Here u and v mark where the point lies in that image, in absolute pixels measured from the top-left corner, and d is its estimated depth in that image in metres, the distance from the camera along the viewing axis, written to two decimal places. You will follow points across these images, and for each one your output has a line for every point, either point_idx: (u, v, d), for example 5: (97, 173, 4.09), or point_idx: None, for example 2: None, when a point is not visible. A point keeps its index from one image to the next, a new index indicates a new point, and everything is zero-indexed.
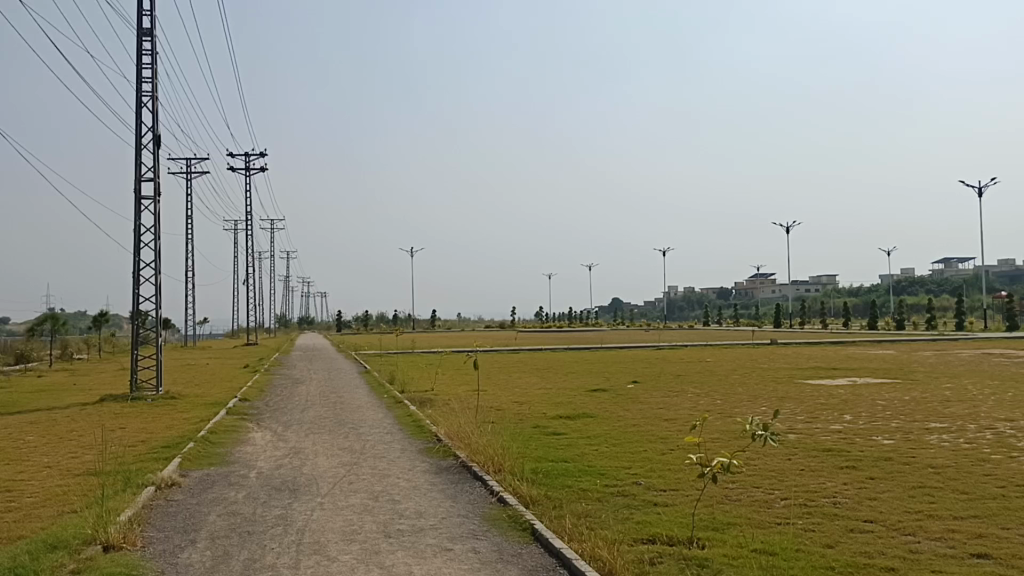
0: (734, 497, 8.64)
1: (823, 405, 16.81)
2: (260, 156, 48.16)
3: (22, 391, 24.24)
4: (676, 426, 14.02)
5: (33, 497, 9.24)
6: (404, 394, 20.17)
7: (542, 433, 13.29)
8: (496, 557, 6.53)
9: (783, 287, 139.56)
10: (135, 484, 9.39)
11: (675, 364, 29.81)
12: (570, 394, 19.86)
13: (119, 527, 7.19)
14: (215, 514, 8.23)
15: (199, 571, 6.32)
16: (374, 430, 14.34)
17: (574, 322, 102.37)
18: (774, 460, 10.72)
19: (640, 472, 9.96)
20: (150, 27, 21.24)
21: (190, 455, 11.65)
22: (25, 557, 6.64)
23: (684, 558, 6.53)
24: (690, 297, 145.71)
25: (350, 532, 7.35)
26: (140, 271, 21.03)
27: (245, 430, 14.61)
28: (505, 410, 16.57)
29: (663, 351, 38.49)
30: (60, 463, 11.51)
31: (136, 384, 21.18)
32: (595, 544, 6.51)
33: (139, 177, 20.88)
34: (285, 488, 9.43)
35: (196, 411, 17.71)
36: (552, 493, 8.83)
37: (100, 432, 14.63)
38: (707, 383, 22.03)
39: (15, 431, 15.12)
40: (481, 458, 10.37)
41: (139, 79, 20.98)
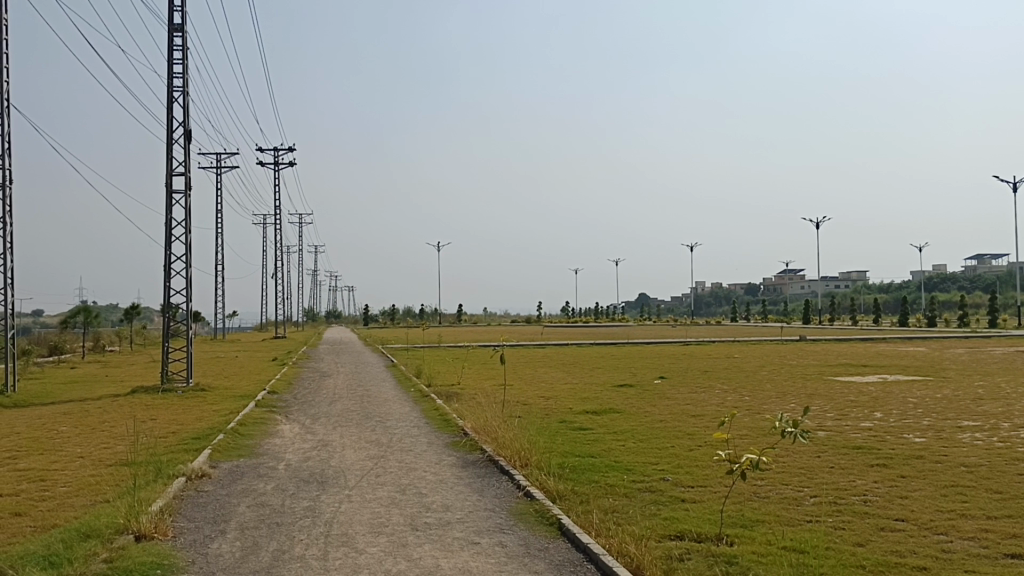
0: (762, 494, 8.58)
1: (852, 402, 16.63)
2: (289, 151, 48.54)
3: (55, 383, 24.62)
4: (703, 422, 13.92)
5: (67, 486, 9.39)
6: (430, 388, 20.26)
7: (568, 428, 13.26)
8: (523, 552, 6.52)
9: (812, 284, 138.44)
10: (166, 474, 9.52)
11: (703, 360, 29.75)
12: (596, 389, 19.84)
13: (150, 517, 7.27)
14: (244, 505, 8.31)
15: (229, 561, 6.38)
16: (401, 423, 14.41)
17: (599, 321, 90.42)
18: (803, 457, 10.63)
19: (668, 468, 9.91)
20: (181, 23, 21.42)
21: (219, 447, 11.77)
22: (58, 546, 6.75)
23: (713, 555, 6.50)
24: (717, 293, 144.50)
25: (378, 524, 7.39)
26: (171, 264, 21.25)
27: (274, 423, 14.76)
28: (532, 405, 16.53)
29: (690, 347, 38.40)
30: (92, 453, 11.66)
31: (166, 375, 21.45)
32: (623, 540, 6.49)
33: (170, 171, 21.07)
34: (314, 480, 9.51)
35: (225, 403, 17.91)
36: (579, 488, 8.82)
37: (131, 423, 14.84)
38: (735, 379, 21.83)
39: (50, 422, 15.36)
40: (507, 453, 10.38)
41: (171, 74, 21.17)
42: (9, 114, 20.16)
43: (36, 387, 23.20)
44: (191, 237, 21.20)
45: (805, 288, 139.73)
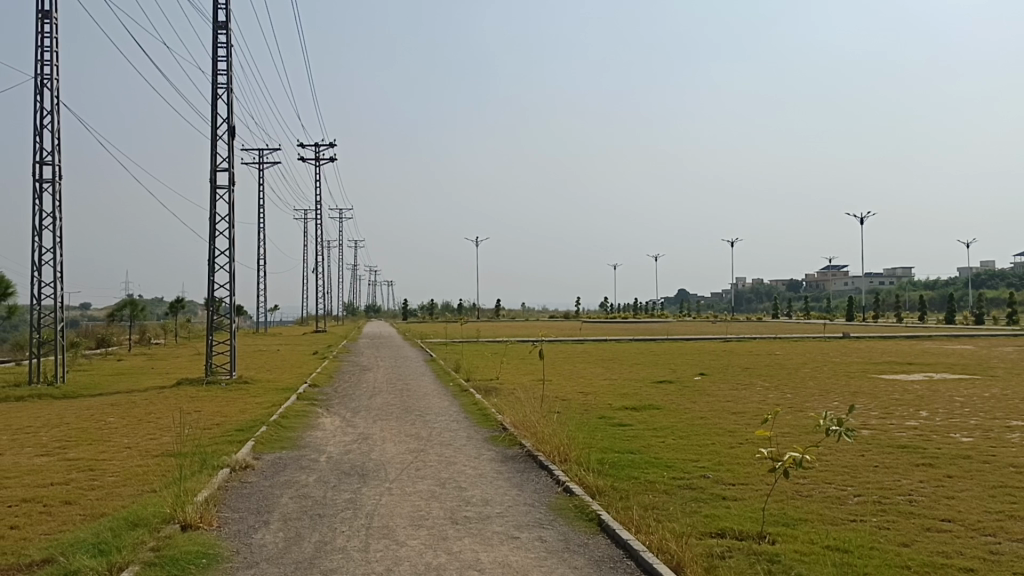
0: (805, 493, 8.49)
1: (897, 400, 16.36)
2: (330, 146, 48.92)
3: (103, 374, 25.16)
4: (745, 419, 13.81)
5: (115, 476, 9.59)
6: (470, 383, 20.35)
7: (608, 424, 13.22)
8: (562, 547, 6.52)
9: (855, 281, 136.41)
10: (211, 465, 9.68)
11: (744, 357, 29.47)
12: (636, 385, 19.74)
13: (196, 507, 7.40)
14: (287, 496, 8.43)
15: (273, 551, 6.47)
16: (441, 417, 14.49)
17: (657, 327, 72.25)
18: (847, 456, 10.49)
19: (709, 465, 9.84)
20: (225, 21, 21.70)
21: (262, 439, 11.93)
22: (107, 534, 6.90)
23: (754, 553, 6.45)
24: (758, 289, 142.95)
25: (418, 517, 7.45)
26: (215, 259, 21.58)
27: (315, 415, 14.94)
28: (571, 401, 16.52)
29: (732, 344, 38.02)
30: (138, 444, 11.88)
31: (210, 368, 21.79)
32: (664, 537, 6.46)
33: (215, 168, 21.40)
34: (355, 472, 9.60)
35: (268, 395, 18.15)
36: (619, 484, 8.80)
37: (176, 414, 15.10)
38: (776, 377, 21.61)
39: (99, 413, 15.71)
40: (547, 447, 10.38)
41: (215, 72, 21.48)
42: (59, 112, 20.60)
43: (85, 378, 23.76)
44: (235, 232, 21.52)
45: (848, 285, 137.69)
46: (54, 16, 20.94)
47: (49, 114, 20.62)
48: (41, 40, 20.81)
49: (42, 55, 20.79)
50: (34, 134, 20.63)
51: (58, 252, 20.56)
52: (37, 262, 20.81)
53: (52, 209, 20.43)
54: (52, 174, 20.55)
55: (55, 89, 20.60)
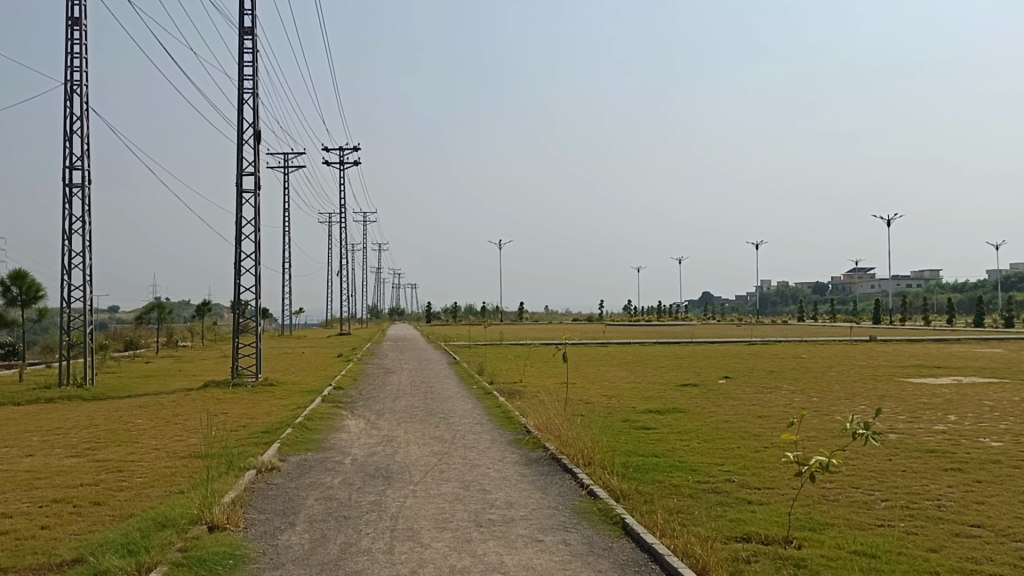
0: (832, 498, 8.42)
1: (925, 404, 16.19)
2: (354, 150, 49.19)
3: (132, 376, 25.45)
4: (771, 423, 13.73)
5: (143, 477, 9.71)
6: (494, 386, 20.38)
7: (632, 427, 13.19)
8: (587, 550, 6.52)
9: (882, 283, 135.10)
10: (237, 467, 9.77)
11: (769, 360, 29.31)
12: (660, 388, 19.68)
13: (223, 508, 7.47)
14: (313, 498, 8.48)
15: (299, 552, 6.52)
16: (464, 420, 14.52)
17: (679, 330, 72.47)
18: (874, 460, 10.40)
19: (734, 469, 9.79)
20: (252, 26, 21.90)
21: (288, 441, 12.02)
22: (136, 534, 6.98)
23: (780, 558, 6.41)
24: (784, 291, 141.95)
25: (443, 520, 7.47)
26: (241, 262, 21.77)
27: (340, 418, 15.02)
28: (595, 403, 16.52)
29: (756, 347, 37.84)
30: (166, 445, 12.02)
31: (236, 370, 21.97)
32: (688, 541, 6.44)
33: (241, 172, 21.58)
34: (379, 475, 9.65)
35: (293, 397, 18.30)
36: (643, 487, 8.77)
37: (203, 416, 15.23)
38: (802, 380, 21.44)
39: (127, 415, 15.89)
40: (571, 450, 10.38)
41: (241, 77, 21.68)
42: (88, 117, 20.87)
43: (113, 380, 24.06)
44: (261, 236, 21.71)
45: (875, 288, 136.40)
46: (83, 23, 21.23)
47: (78, 120, 20.92)
48: (71, 47, 21.11)
49: (72, 61, 21.09)
50: (64, 140, 20.93)
51: (87, 255, 20.83)
52: (67, 265, 21.10)
53: (81, 213, 20.70)
54: (81, 178, 20.84)
55: (85, 94, 20.88)
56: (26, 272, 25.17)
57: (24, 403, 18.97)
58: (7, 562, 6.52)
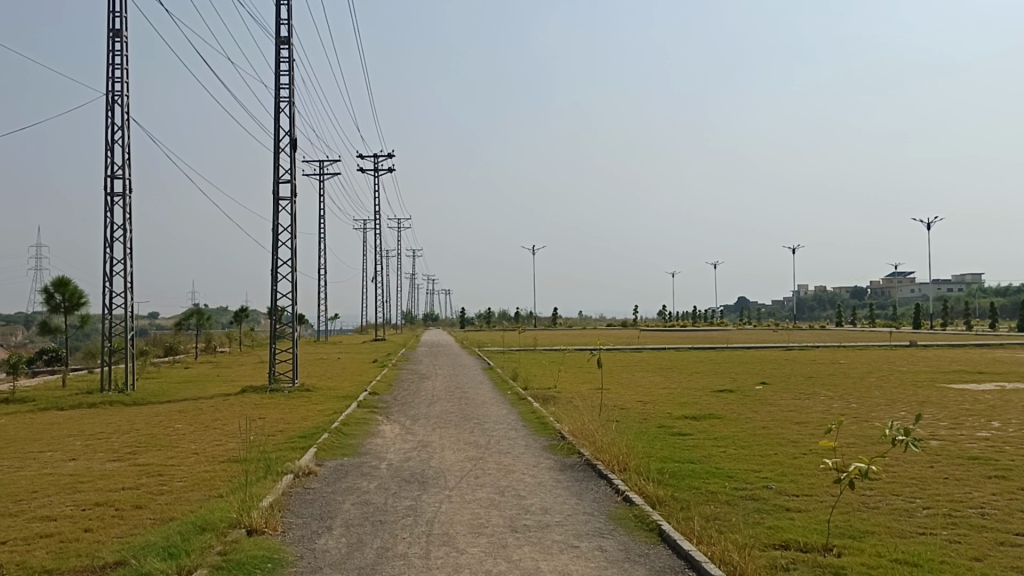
0: (872, 505, 8.30)
1: (967, 410, 15.89)
2: (388, 157, 49.53)
3: (172, 382, 25.86)
4: (809, 429, 13.56)
5: (183, 481, 9.85)
6: (528, 391, 20.38)
7: (667, 433, 13.10)
8: (623, 557, 6.50)
9: (922, 287, 133.00)
10: (275, 471, 9.87)
11: (806, 365, 28.97)
12: (695, 394, 19.54)
13: (261, 512, 7.56)
14: (349, 503, 8.53)
15: (336, 556, 6.57)
16: (499, 425, 14.54)
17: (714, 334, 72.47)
18: (915, 467, 10.24)
19: (772, 475, 9.69)
20: (288, 36, 22.16)
21: (324, 446, 12.12)
22: (177, 538, 7.08)
23: (819, 566, 6.34)
24: (821, 296, 140.22)
25: (478, 525, 7.48)
26: (277, 268, 22.02)
27: (375, 423, 15.10)
28: (629, 409, 16.43)
29: (793, 352, 37.35)
30: (206, 450, 12.18)
31: (273, 376, 22.22)
32: (726, 548, 6.39)
33: (277, 179, 21.83)
34: (414, 479, 9.71)
35: (329, 403, 18.46)
36: (680, 494, 8.73)
37: (241, 421, 15.41)
38: (840, 386, 21.17)
39: (167, 419, 16.13)
40: (605, 456, 10.35)
41: (277, 86, 21.95)
42: (129, 127, 21.25)
43: (153, 385, 24.42)
44: (297, 243, 21.94)
45: (915, 292, 134.30)
46: (124, 34, 21.63)
47: (120, 130, 21.31)
48: (113, 58, 21.52)
49: (113, 72, 21.49)
50: (106, 149, 21.32)
51: (128, 263, 21.19)
52: (108, 272, 21.48)
53: (122, 221, 21.08)
54: (122, 187, 21.21)
55: (125, 105, 21.26)
56: (69, 280, 25.64)
57: (67, 408, 19.33)
58: (52, 564, 6.64)
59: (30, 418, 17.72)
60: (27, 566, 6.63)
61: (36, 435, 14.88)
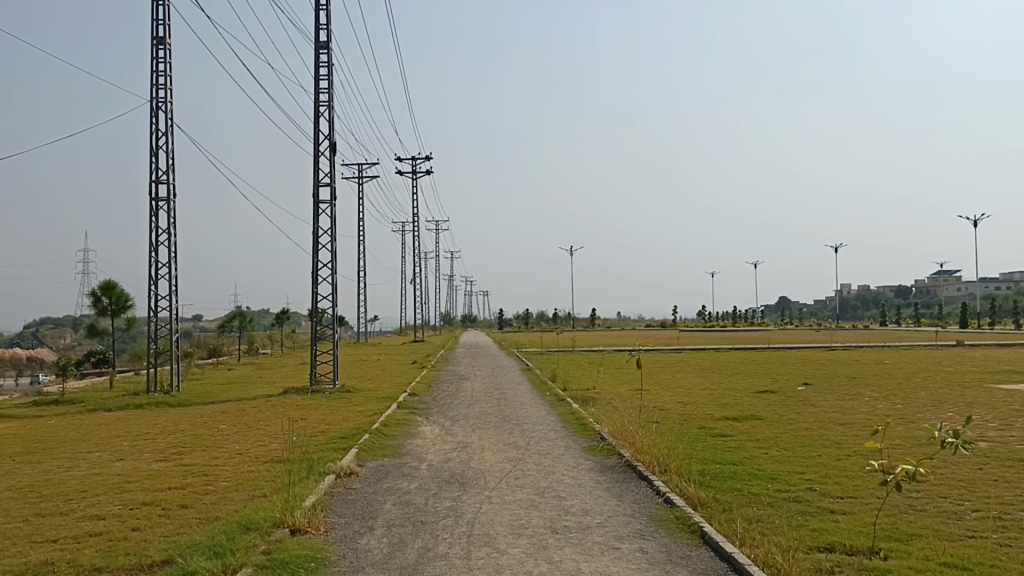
0: (918, 508, 8.16)
1: (1018, 411, 15.54)
2: (426, 159, 49.83)
3: (215, 383, 26.28)
4: (853, 431, 13.37)
5: (227, 481, 9.99)
6: (566, 392, 20.37)
7: (708, 435, 13.00)
8: (664, 559, 6.45)
9: (969, 286, 130.44)
10: (317, 472, 9.97)
11: (850, 365, 28.58)
12: (736, 395, 19.37)
13: (304, 512, 7.64)
14: (390, 503, 8.59)
15: (378, 556, 6.62)
16: (539, 427, 14.55)
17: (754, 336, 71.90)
18: (963, 469, 10.05)
19: (815, 477, 9.58)
20: (327, 40, 22.39)
21: (365, 446, 12.22)
22: (222, 537, 7.18)
23: (865, 569, 6.25)
24: (864, 295, 137.97)
25: (518, 526, 7.49)
26: (318, 271, 22.25)
27: (415, 424, 15.19)
28: (670, 411, 16.33)
29: (836, 353, 36.91)
30: (249, 450, 12.37)
31: (315, 377, 22.48)
32: (769, 550, 6.32)
33: (317, 183, 22.06)
34: (455, 480, 9.74)
35: (369, 404, 18.59)
36: (721, 496, 8.66)
37: (284, 422, 15.62)
38: (885, 387, 20.84)
39: (212, 420, 16.39)
40: (646, 458, 10.30)
41: (317, 90, 22.18)
42: (173, 133, 21.62)
43: (198, 387, 24.79)
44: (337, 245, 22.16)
45: (962, 291, 131.66)
46: (167, 42, 22.01)
47: (164, 136, 21.70)
48: (157, 65, 21.91)
49: (157, 79, 21.89)
50: (150, 155, 21.71)
51: (172, 266, 21.55)
52: (154, 276, 21.87)
53: (167, 225, 21.46)
54: (166, 192, 21.58)
55: (170, 111, 21.64)
56: (115, 283, 26.15)
57: (115, 410, 19.69)
58: (101, 563, 6.77)
59: (80, 418, 18.11)
60: (77, 564, 6.76)
61: (84, 435, 15.20)
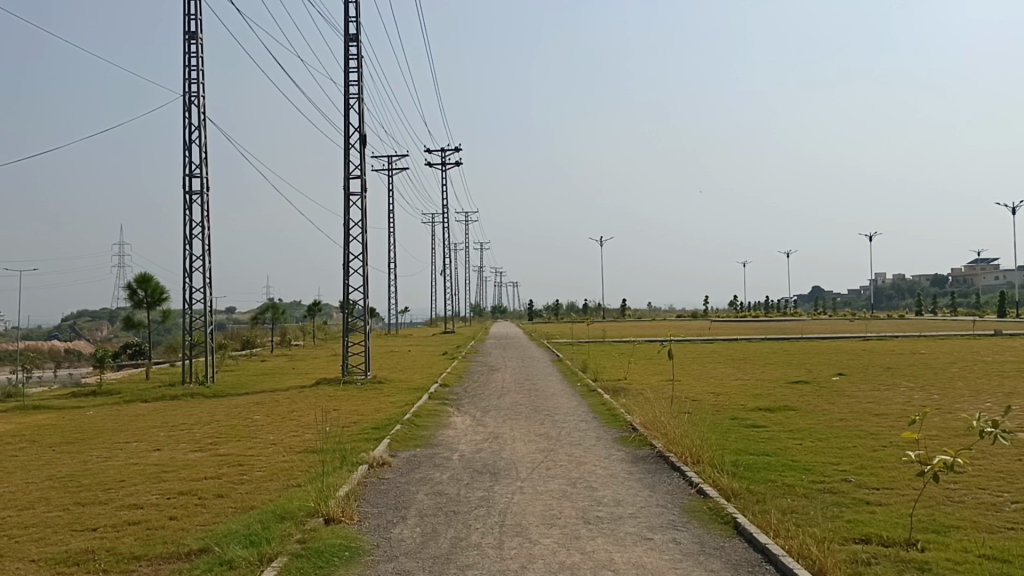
0: (956, 499, 8.03)
1: None
2: (455, 151, 49.90)
3: (249, 374, 26.58)
4: (889, 421, 13.22)
5: (262, 471, 10.10)
6: (597, 383, 20.38)
7: (741, 425, 12.93)
8: (697, 550, 6.43)
9: (1008, 274, 128.37)
10: (350, 461, 10.06)
11: (885, 355, 28.26)
12: (769, 386, 19.22)
13: (338, 501, 7.70)
14: (423, 493, 8.65)
15: (411, 546, 6.66)
16: (569, 417, 14.53)
17: (786, 324, 71.32)
18: (1002, 460, 9.88)
19: (851, 469, 9.46)
20: (356, 33, 22.46)
21: (397, 437, 12.29)
22: (257, 526, 7.26)
23: (902, 561, 6.17)
24: (899, 285, 136.03)
25: (550, 516, 7.50)
26: (349, 262, 22.40)
27: (447, 415, 15.23)
28: (702, 402, 16.20)
29: (871, 342, 36.51)
30: (284, 440, 12.51)
31: (347, 368, 22.63)
32: (804, 542, 6.27)
33: (348, 175, 22.19)
34: (487, 471, 9.76)
35: (401, 395, 18.72)
36: (755, 487, 8.60)
37: (317, 412, 15.75)
38: (922, 377, 20.58)
39: (246, 411, 16.59)
40: (678, 448, 10.25)
41: (347, 83, 22.28)
42: (204, 127, 21.85)
43: (232, 378, 25.03)
44: (367, 237, 22.28)
45: (1001, 280, 129.55)
46: (200, 36, 22.23)
47: (197, 130, 21.95)
48: (189, 60, 22.13)
49: (190, 74, 22.11)
50: (184, 149, 21.97)
51: (207, 259, 21.81)
52: (189, 268, 22.16)
53: (201, 218, 21.71)
54: (200, 186, 21.82)
55: (202, 105, 21.86)
56: (151, 276, 26.52)
57: (151, 401, 19.94)
58: (140, 551, 6.88)
59: (118, 410, 18.39)
60: (116, 553, 6.87)
61: (122, 426, 15.43)
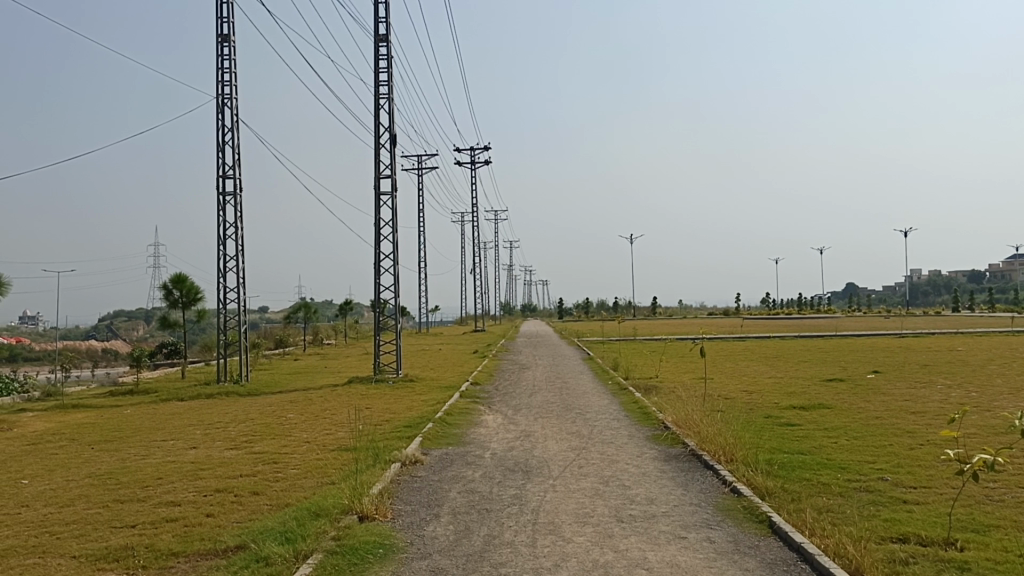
0: (996, 498, 7.91)
1: None
2: (484, 149, 49.97)
3: (281, 374, 26.75)
4: (926, 419, 13.06)
5: (296, 469, 10.19)
6: (628, 381, 20.30)
7: (775, 424, 12.81)
8: (731, 549, 6.39)
9: None
10: (383, 459, 10.13)
11: (922, 353, 27.82)
12: (803, 383, 19.05)
13: (372, 499, 7.76)
14: (456, 492, 8.67)
15: (444, 543, 6.69)
16: (601, 416, 14.47)
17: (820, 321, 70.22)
18: None
19: (887, 467, 9.35)
20: (386, 34, 22.58)
21: (429, 435, 12.33)
22: (293, 522, 7.35)
23: (941, 560, 6.10)
24: (934, 281, 133.88)
25: (583, 515, 7.48)
26: (380, 261, 22.50)
27: (479, 413, 15.29)
28: (734, 399, 16.12)
29: (907, 339, 35.93)
30: (317, 438, 12.60)
31: (379, 367, 22.71)
32: (840, 541, 6.22)
33: (378, 174, 22.30)
34: (519, 469, 9.77)
35: (432, 393, 18.76)
36: (790, 485, 8.53)
37: (350, 411, 15.83)
38: (959, 374, 20.21)
39: (279, 409, 16.72)
40: (711, 447, 10.18)
41: (377, 84, 22.40)
42: (237, 128, 22.07)
43: (265, 377, 25.30)
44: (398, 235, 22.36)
45: None
46: (232, 38, 22.46)
47: (229, 131, 22.19)
48: (223, 62, 22.37)
49: (223, 76, 22.35)
50: (217, 150, 22.21)
51: (240, 259, 22.02)
52: (223, 268, 22.38)
53: (234, 219, 21.94)
54: (233, 187, 22.06)
55: (234, 107, 22.09)
56: (186, 277, 26.84)
57: (186, 399, 20.20)
58: (177, 547, 6.98)
59: (154, 408, 18.68)
60: (155, 549, 6.98)
61: (158, 424, 15.61)
